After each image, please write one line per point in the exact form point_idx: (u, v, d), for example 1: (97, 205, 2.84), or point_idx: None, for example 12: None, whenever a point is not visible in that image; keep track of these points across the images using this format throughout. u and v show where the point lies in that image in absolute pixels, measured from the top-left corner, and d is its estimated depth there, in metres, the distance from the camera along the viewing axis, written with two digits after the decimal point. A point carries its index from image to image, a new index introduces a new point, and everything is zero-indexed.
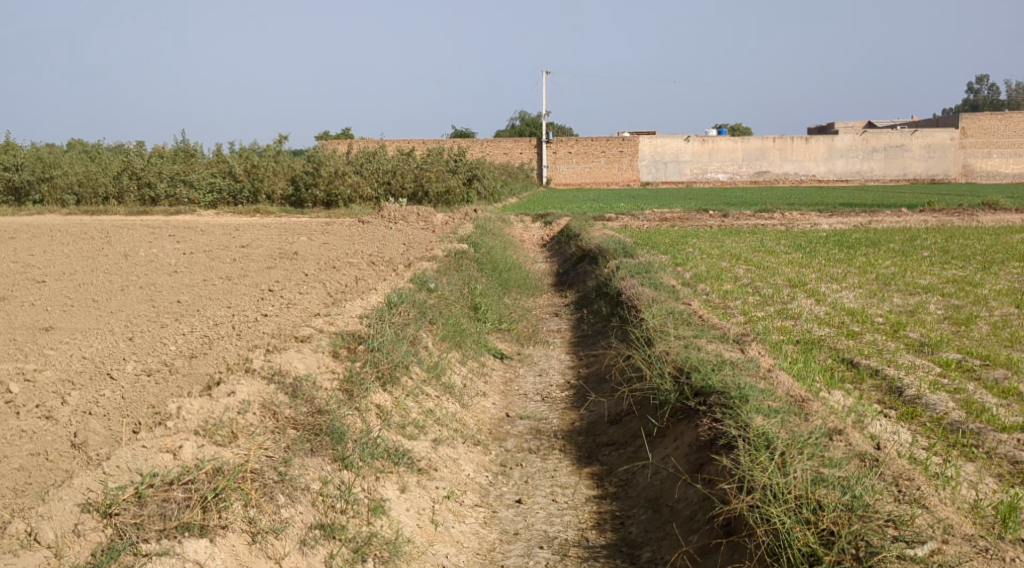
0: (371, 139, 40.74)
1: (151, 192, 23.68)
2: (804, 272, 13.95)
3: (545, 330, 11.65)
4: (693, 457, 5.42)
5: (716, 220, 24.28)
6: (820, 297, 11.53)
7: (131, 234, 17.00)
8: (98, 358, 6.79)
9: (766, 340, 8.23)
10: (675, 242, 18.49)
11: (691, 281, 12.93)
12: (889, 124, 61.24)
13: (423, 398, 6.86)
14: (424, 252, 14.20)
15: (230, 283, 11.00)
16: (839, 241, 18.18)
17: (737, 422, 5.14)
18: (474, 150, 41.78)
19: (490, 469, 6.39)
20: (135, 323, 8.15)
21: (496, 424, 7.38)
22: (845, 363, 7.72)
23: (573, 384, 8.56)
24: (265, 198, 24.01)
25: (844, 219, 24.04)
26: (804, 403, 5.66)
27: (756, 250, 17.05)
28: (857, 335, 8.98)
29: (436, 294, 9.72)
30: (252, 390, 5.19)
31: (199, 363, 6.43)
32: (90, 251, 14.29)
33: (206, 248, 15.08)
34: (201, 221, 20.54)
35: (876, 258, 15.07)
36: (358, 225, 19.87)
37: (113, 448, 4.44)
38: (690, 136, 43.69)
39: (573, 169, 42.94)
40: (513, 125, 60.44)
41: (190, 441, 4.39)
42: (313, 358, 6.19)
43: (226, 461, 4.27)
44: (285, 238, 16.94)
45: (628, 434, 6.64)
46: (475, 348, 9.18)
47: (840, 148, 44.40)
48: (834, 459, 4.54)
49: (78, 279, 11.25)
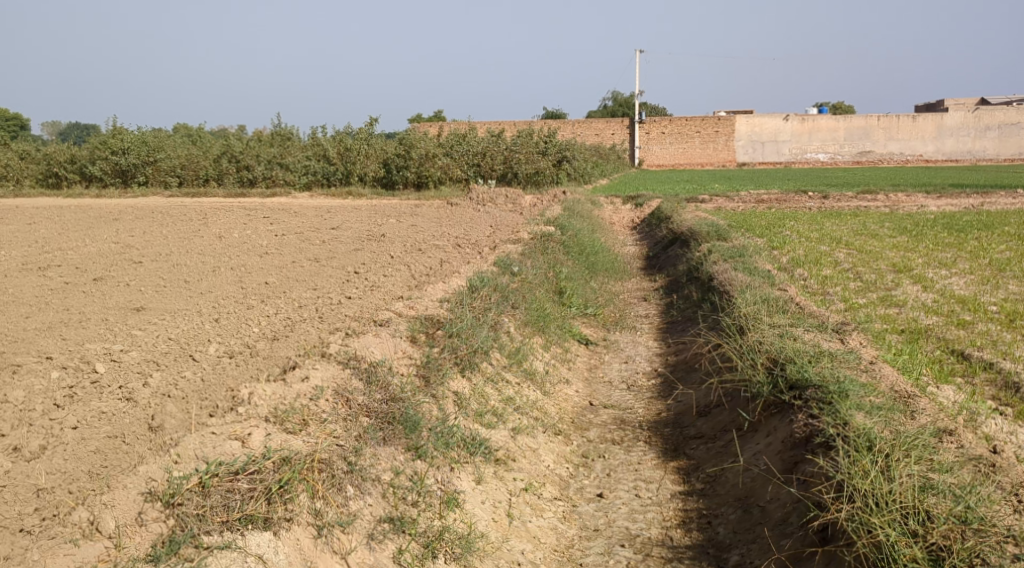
0: (461, 123, 40.79)
1: (249, 174, 24.19)
2: (910, 256, 13.23)
3: (633, 315, 11.35)
4: (787, 455, 5.08)
5: (815, 202, 23.37)
6: (927, 283, 10.88)
7: (227, 216, 17.35)
8: (183, 340, 6.84)
9: (869, 330, 7.75)
10: (771, 224, 17.82)
11: (788, 266, 12.40)
12: (1003, 101, 58.06)
13: (503, 386, 6.69)
14: (512, 234, 14.03)
15: (317, 265, 11.04)
16: (948, 224, 17.19)
17: (835, 419, 4.77)
18: (564, 131, 41.39)
19: (571, 460, 6.18)
20: (223, 304, 8.22)
21: (578, 414, 7.17)
22: (955, 356, 7.20)
23: (661, 372, 8.26)
24: (357, 180, 24.20)
25: (954, 201, 22.81)
26: (910, 400, 5.23)
27: (858, 233, 16.30)
28: (969, 325, 8.39)
29: (520, 277, 9.52)
30: (326, 376, 5.10)
31: (279, 346, 6.40)
32: (187, 233, 14.65)
33: (297, 229, 15.26)
34: (295, 203, 20.85)
35: (989, 242, 14.18)
36: (447, 207, 19.83)
37: (187, 433, 4.42)
38: (790, 115, 42.27)
39: (666, 149, 42.10)
40: (605, 106, 59.69)
41: (260, 429, 4.33)
42: (390, 343, 6.08)
43: (295, 450, 4.17)
44: (375, 220, 17.01)
45: (717, 428, 6.32)
46: (560, 333, 8.96)
47: (950, 126, 42.24)
48: (945, 463, 4.14)
49: (173, 260, 11.49)
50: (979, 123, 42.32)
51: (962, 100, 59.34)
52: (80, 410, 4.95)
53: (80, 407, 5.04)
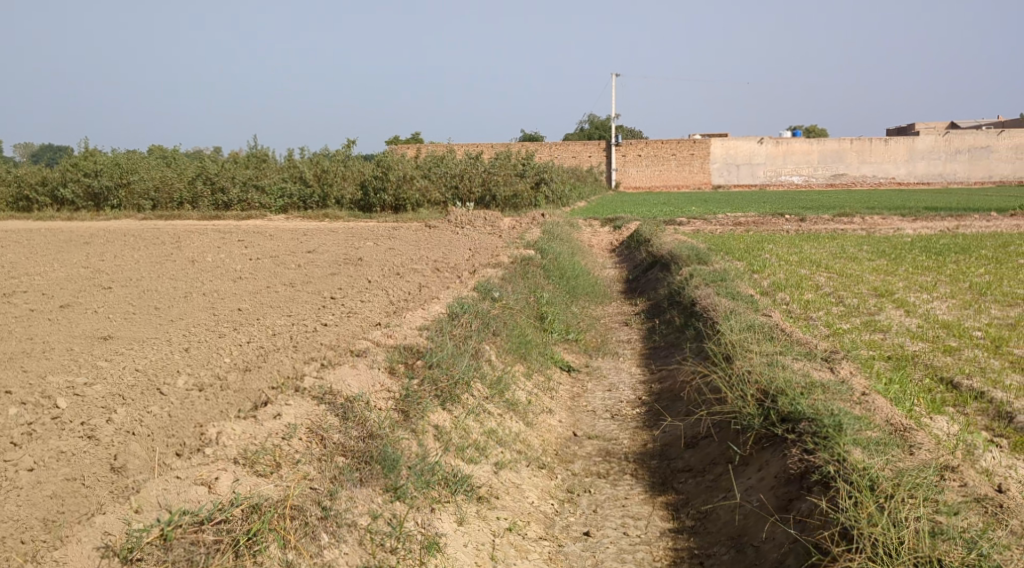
0: (439, 146, 40.67)
1: (224, 197, 23.84)
2: (890, 280, 13.18)
3: (615, 340, 11.17)
4: (781, 492, 4.90)
5: (792, 225, 23.40)
6: (910, 308, 10.79)
7: (201, 240, 17.03)
8: (151, 371, 6.56)
9: (856, 358, 7.60)
10: (750, 248, 17.77)
11: (770, 290, 12.28)
12: (972, 126, 58.80)
13: (485, 418, 6.45)
14: (491, 257, 13.84)
15: (292, 291, 10.78)
16: (926, 247, 17.20)
17: (832, 455, 4.59)
18: (542, 154, 41.36)
19: (556, 495, 5.94)
20: (194, 333, 7.93)
21: (562, 445, 6.94)
22: (945, 384, 7.05)
23: (645, 401, 8.06)
24: (334, 203, 23.94)
25: (930, 224, 22.91)
26: (907, 433, 5.06)
27: (837, 256, 16.26)
28: (955, 351, 8.27)
29: (501, 303, 9.30)
30: (299, 413, 4.85)
31: (252, 378, 6.12)
32: (159, 257, 14.31)
33: (272, 253, 14.98)
34: (270, 226, 20.52)
35: (968, 266, 14.16)
36: (425, 230, 19.61)
37: (150, 477, 4.17)
38: (764, 139, 42.54)
39: (643, 172, 42.19)
40: (582, 128, 59.87)
41: (228, 473, 4.09)
42: (368, 375, 5.84)
43: (265, 497, 3.94)
44: (352, 244, 16.75)
45: (706, 461, 6.13)
46: (542, 361, 8.75)
47: (922, 150, 42.70)
48: (951, 505, 4.00)
49: (144, 286, 11.16)
50: (950, 146, 42.81)
51: (933, 124, 60.15)
52: (37, 449, 4.67)
53: (38, 446, 4.76)
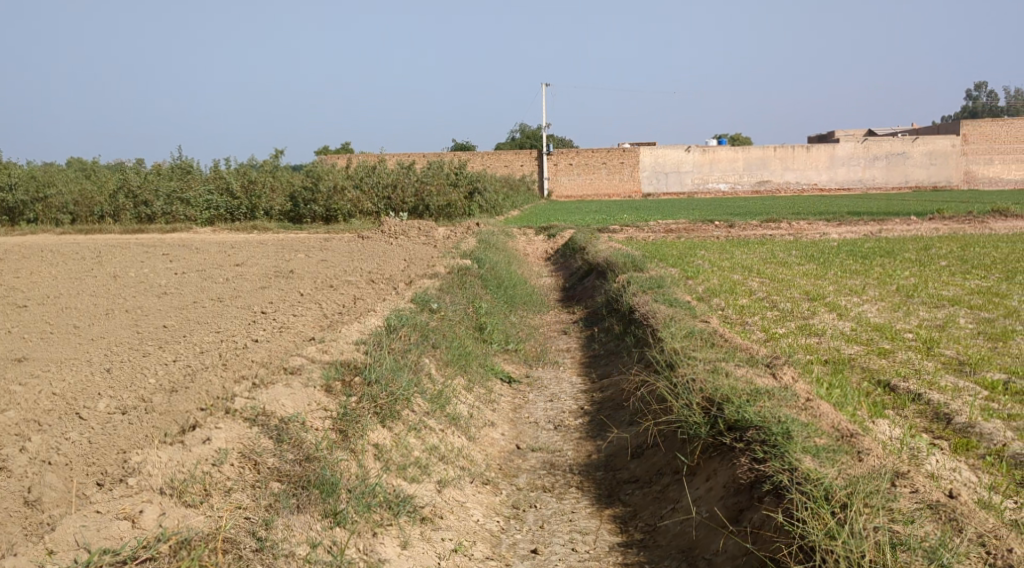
0: (370, 156, 40.25)
1: (147, 210, 23.03)
2: (821, 284, 13.36)
3: (554, 349, 11.07)
4: (731, 503, 4.84)
5: (722, 231, 23.71)
6: (842, 311, 10.93)
7: (124, 254, 16.40)
8: (70, 394, 6.18)
9: (796, 362, 7.61)
10: (683, 254, 17.90)
11: (705, 296, 12.33)
12: (888, 132, 60.59)
13: (426, 434, 6.25)
14: (426, 268, 13.64)
15: (220, 305, 10.39)
16: (853, 250, 17.56)
17: (783, 464, 4.56)
18: (475, 163, 41.25)
19: (501, 512, 5.77)
20: (116, 352, 7.54)
21: (506, 459, 6.78)
22: (883, 387, 7.10)
23: (588, 410, 7.95)
24: (263, 215, 23.38)
25: (853, 228, 23.48)
26: (853, 439, 5.03)
27: (769, 261, 16.49)
28: (889, 353, 8.36)
29: (439, 315, 9.10)
30: (230, 436, 4.58)
31: (179, 399, 5.81)
32: (79, 273, 13.71)
33: (199, 267, 14.49)
34: (197, 239, 19.93)
35: (894, 268, 14.48)
36: (357, 241, 19.27)
37: (67, 512, 3.87)
38: (691, 147, 43.18)
39: (575, 181, 42.42)
40: (514, 138, 60.00)
41: (154, 505, 3.82)
42: (303, 393, 5.59)
43: (195, 531, 3.68)
44: (282, 256, 16.33)
45: (653, 471, 6.04)
46: (482, 372, 8.58)
47: (842, 156, 43.90)
48: (906, 515, 4.02)
49: (62, 303, 10.65)
50: (868, 153, 44.09)
51: (852, 132, 61.85)
52: None
53: None
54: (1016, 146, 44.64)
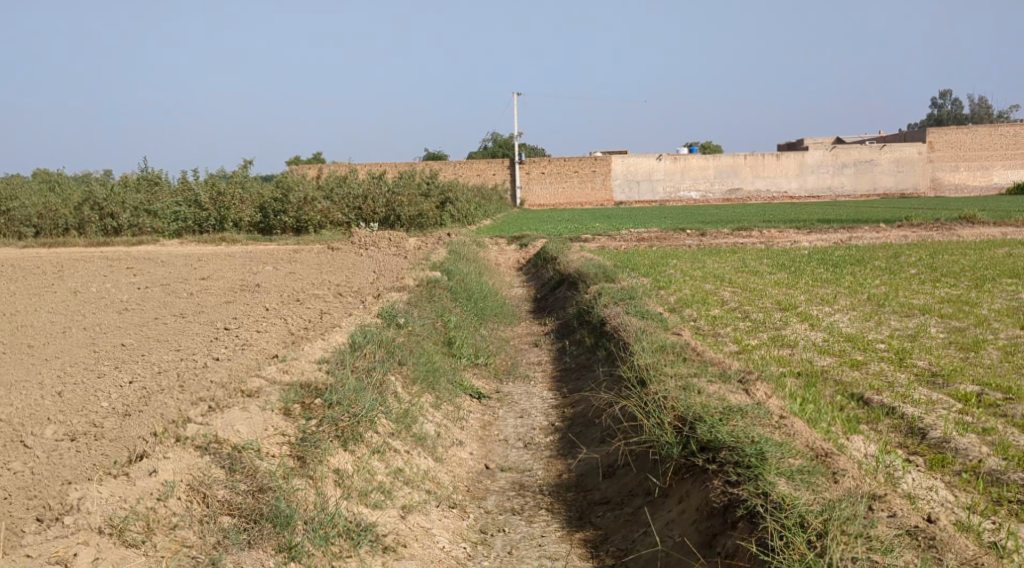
0: (342, 167, 39.91)
1: (113, 222, 22.57)
2: (792, 293, 13.29)
3: (525, 362, 10.89)
4: (704, 527, 4.72)
5: (693, 239, 23.67)
6: (814, 321, 10.84)
7: (86, 268, 16.00)
8: (17, 420, 5.90)
9: (769, 376, 7.49)
10: (655, 263, 17.81)
11: (677, 307, 12.21)
12: (856, 141, 61.26)
13: (390, 456, 6.04)
14: (395, 280, 13.41)
15: (182, 322, 10.10)
16: (823, 259, 17.54)
17: (756, 488, 4.45)
18: (447, 173, 41.02)
19: (468, 538, 5.57)
20: (70, 374, 7.25)
21: (474, 480, 6.59)
22: (856, 401, 6.97)
23: (559, 427, 7.76)
24: (231, 226, 23.00)
25: (823, 236, 23.53)
26: (829, 459, 4.89)
27: (740, 270, 16.43)
28: (862, 365, 8.25)
29: (406, 330, 8.87)
30: (178, 466, 4.38)
31: (132, 425, 5.56)
32: (39, 288, 13.33)
33: (163, 281, 14.14)
34: (163, 252, 19.53)
35: (864, 277, 14.46)
36: (327, 253, 19.00)
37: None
38: (662, 155, 43.32)
39: (547, 190, 42.35)
40: (486, 147, 59.85)
41: (90, 548, 3.74)
42: (259, 418, 5.36)
43: None
44: (249, 269, 16.02)
45: (624, 492, 5.89)
46: (451, 389, 8.37)
47: (811, 164, 44.18)
48: (885, 542, 3.96)
49: (18, 321, 10.30)
50: (836, 160, 44.42)
51: (819, 140, 62.28)
52: None
53: None
54: (981, 153, 45.06)
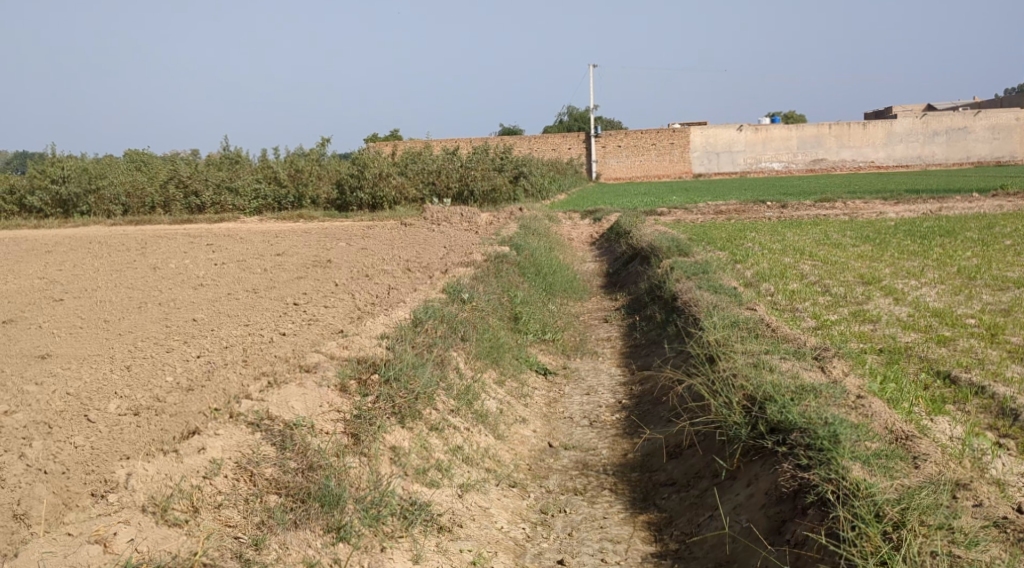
0: (417, 144, 39.98)
1: (197, 200, 22.99)
2: (876, 266, 12.71)
3: (594, 338, 10.67)
4: (773, 512, 4.47)
5: (773, 212, 22.95)
6: (899, 296, 10.31)
7: (167, 245, 16.39)
8: (85, 394, 5.94)
9: (848, 352, 7.11)
10: (732, 236, 17.32)
11: (753, 281, 11.79)
12: (948, 108, 58.84)
13: (450, 434, 5.93)
14: (465, 255, 13.30)
15: (253, 297, 10.19)
16: (911, 230, 16.76)
17: (828, 473, 4.17)
18: (521, 147, 40.72)
19: (528, 518, 5.43)
20: (140, 348, 7.33)
21: (536, 458, 6.44)
22: (942, 379, 6.55)
23: (625, 405, 7.54)
24: (309, 203, 23.28)
25: (911, 206, 22.53)
26: (909, 443, 4.56)
27: (822, 243, 15.82)
28: (949, 341, 7.76)
29: (471, 305, 8.73)
30: (227, 444, 4.49)
31: (192, 400, 5.56)
32: (122, 265, 13.63)
33: (239, 257, 14.33)
34: (243, 229, 19.83)
35: (954, 249, 13.73)
36: (400, 228, 19.02)
37: (36, 534, 3.85)
38: (743, 126, 42.15)
39: (623, 162, 41.71)
40: (562, 121, 59.33)
41: (130, 527, 3.81)
42: (315, 394, 5.30)
43: (168, 555, 3.69)
44: (323, 245, 16.16)
45: (690, 473, 5.64)
46: (515, 365, 8.22)
47: (899, 132, 42.40)
48: (970, 535, 3.69)
49: (98, 297, 10.52)
50: (927, 128, 42.55)
51: (908, 107, 59.93)
52: None
53: None
54: None
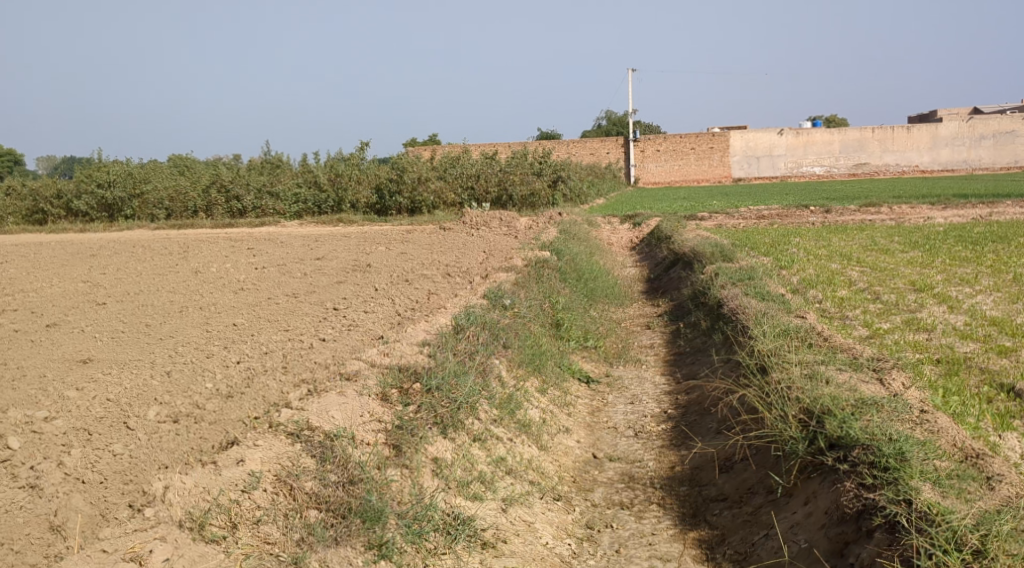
0: (456, 148, 39.97)
1: (238, 204, 23.11)
2: (927, 273, 12.33)
3: (637, 345, 10.46)
4: (834, 533, 4.24)
5: (817, 216, 22.51)
6: (953, 304, 9.96)
7: (209, 249, 16.47)
8: (125, 400, 5.87)
9: (905, 363, 6.82)
10: (776, 242, 16.98)
11: (801, 288, 11.49)
12: (996, 111, 57.62)
13: (493, 445, 5.77)
14: (505, 260, 13.15)
15: (293, 302, 10.13)
16: (962, 236, 16.29)
17: (896, 494, 3.97)
18: (560, 152, 40.53)
19: (574, 533, 5.25)
20: (182, 353, 7.27)
21: (581, 470, 6.25)
22: (1005, 392, 6.24)
23: (671, 416, 7.32)
24: (349, 208, 23.31)
25: (960, 212, 21.96)
26: (980, 462, 4.31)
27: (869, 248, 15.44)
28: (1010, 352, 7.44)
29: (512, 312, 8.57)
30: (267, 456, 4.40)
31: (232, 407, 5.46)
32: (164, 269, 13.69)
33: (279, 261, 14.33)
34: (283, 233, 19.89)
35: (1009, 255, 13.29)
36: (439, 233, 18.95)
37: (72, 549, 3.78)
38: (784, 129, 41.57)
39: (663, 166, 41.32)
40: (600, 125, 59.03)
41: (166, 544, 3.75)
42: (356, 403, 5.17)
43: None
44: (363, 249, 16.11)
45: (742, 489, 5.42)
46: (558, 373, 8.04)
47: (946, 136, 41.49)
48: None
49: (140, 301, 10.55)
50: (974, 132, 41.61)
51: (955, 111, 58.72)
52: None
53: None
54: None
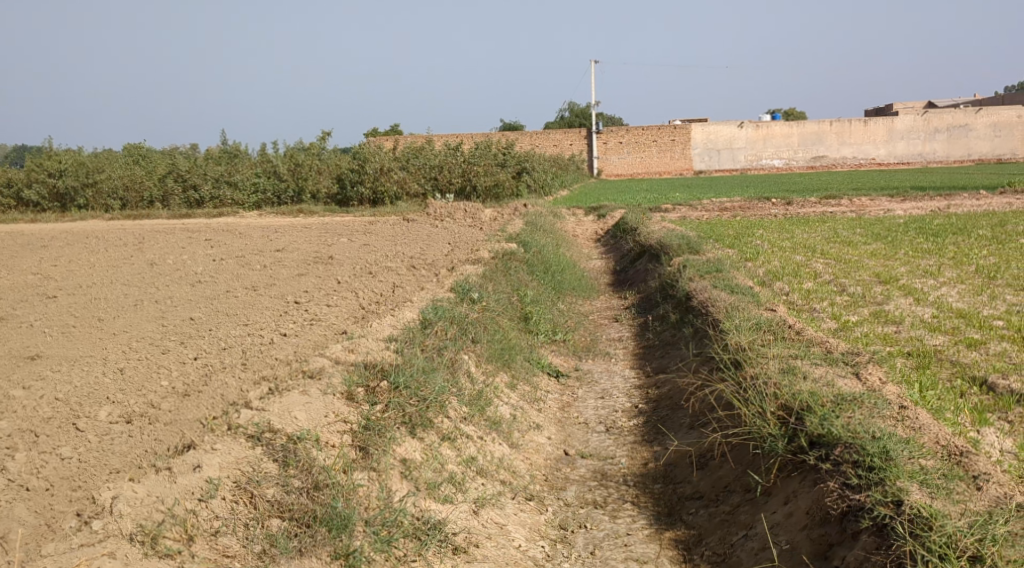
0: (418, 139, 39.57)
1: (196, 194, 22.58)
2: (892, 265, 12.34)
3: (605, 338, 10.31)
4: (816, 535, 4.14)
5: (779, 209, 22.57)
6: (919, 296, 9.94)
7: (166, 240, 16.01)
8: (74, 400, 5.56)
9: (878, 357, 6.73)
10: (740, 234, 16.97)
11: (767, 280, 11.42)
12: (949, 105, 58.60)
13: (463, 443, 5.57)
14: (470, 252, 12.94)
15: (253, 295, 9.82)
16: (923, 228, 16.37)
17: (885, 495, 3.90)
18: (523, 143, 40.31)
19: (547, 535, 5.07)
20: (135, 349, 6.96)
21: (552, 468, 6.07)
22: (977, 386, 6.17)
23: (643, 411, 7.17)
24: (310, 198, 22.86)
25: (918, 204, 22.15)
26: (965, 460, 4.24)
27: (832, 240, 15.45)
28: (979, 344, 7.40)
29: (480, 305, 8.35)
30: (225, 461, 4.17)
31: (188, 407, 5.20)
32: (118, 261, 13.25)
33: (238, 253, 13.95)
34: (241, 224, 19.44)
35: (970, 247, 13.36)
36: (402, 224, 18.64)
37: (13, 563, 3.53)
38: (744, 122, 41.77)
39: (626, 159, 41.30)
40: (564, 117, 58.93)
41: (116, 560, 3.50)
42: (320, 403, 4.94)
43: None
44: (324, 240, 15.79)
45: (719, 486, 5.29)
46: (527, 368, 7.86)
47: (901, 129, 42.17)
48: None
49: (93, 294, 10.15)
50: (928, 126, 42.27)
51: (912, 106, 59.49)
52: None
53: None
54: None
